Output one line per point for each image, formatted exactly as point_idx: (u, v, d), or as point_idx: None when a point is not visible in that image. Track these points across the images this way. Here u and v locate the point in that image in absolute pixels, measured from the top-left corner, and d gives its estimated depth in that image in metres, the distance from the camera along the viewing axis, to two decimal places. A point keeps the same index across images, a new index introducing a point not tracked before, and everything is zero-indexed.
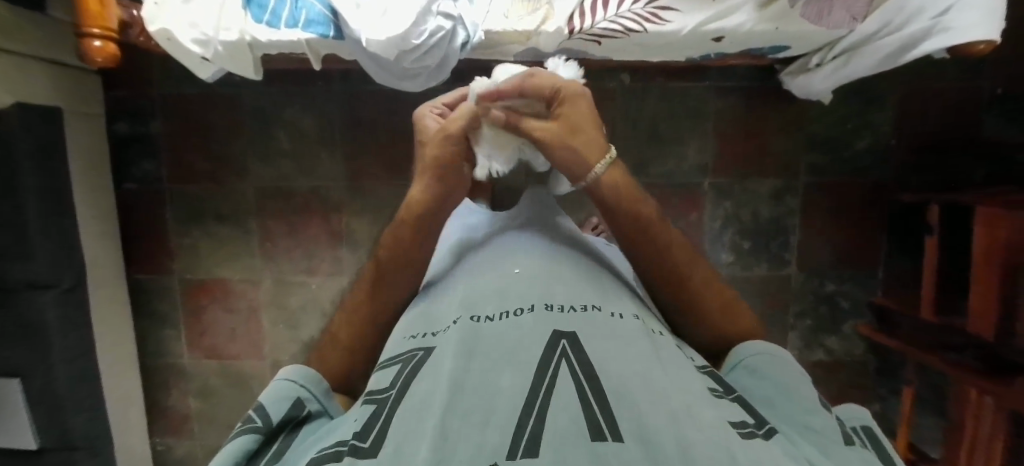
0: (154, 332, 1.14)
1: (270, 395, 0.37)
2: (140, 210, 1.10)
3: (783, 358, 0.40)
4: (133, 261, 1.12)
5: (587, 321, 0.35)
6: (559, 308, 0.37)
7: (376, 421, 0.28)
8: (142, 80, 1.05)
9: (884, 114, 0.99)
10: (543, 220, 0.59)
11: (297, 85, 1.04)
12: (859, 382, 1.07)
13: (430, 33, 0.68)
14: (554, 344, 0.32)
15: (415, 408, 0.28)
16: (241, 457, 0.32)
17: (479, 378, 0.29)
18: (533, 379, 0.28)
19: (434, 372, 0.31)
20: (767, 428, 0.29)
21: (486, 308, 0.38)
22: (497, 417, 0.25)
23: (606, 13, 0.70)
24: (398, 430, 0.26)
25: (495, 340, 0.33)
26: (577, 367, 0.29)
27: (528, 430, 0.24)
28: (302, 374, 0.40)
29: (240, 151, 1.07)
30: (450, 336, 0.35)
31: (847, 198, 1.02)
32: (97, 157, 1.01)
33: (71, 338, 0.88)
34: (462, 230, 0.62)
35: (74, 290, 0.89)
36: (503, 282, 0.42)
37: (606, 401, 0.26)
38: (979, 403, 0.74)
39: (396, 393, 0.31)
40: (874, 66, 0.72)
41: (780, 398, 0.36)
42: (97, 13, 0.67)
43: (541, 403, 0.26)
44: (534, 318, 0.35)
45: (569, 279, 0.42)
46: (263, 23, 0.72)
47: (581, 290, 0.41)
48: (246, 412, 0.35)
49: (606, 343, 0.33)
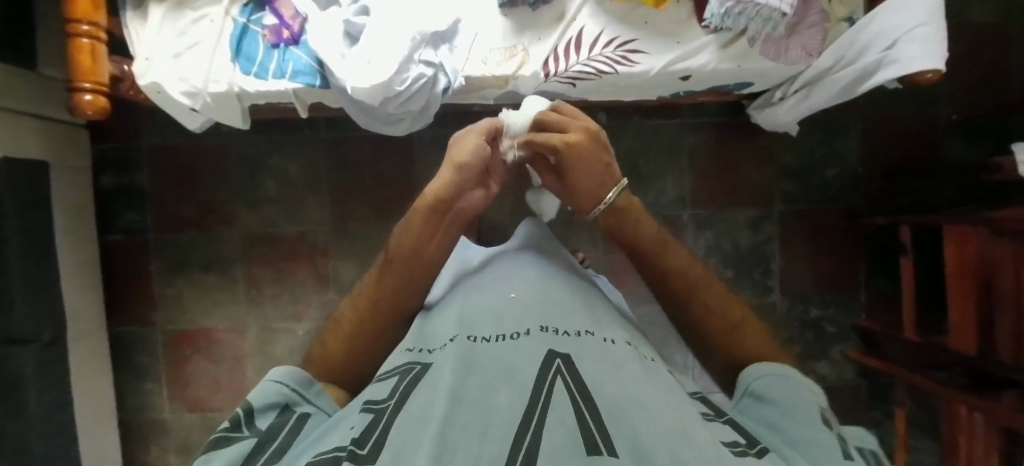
0: (134, 386, 1.10)
1: (260, 397, 0.36)
2: (124, 260, 1.09)
3: (788, 377, 0.39)
4: (115, 313, 1.10)
5: (582, 344, 0.36)
6: (555, 331, 0.37)
7: (375, 428, 0.28)
8: (131, 132, 1.07)
9: (849, 143, 1.04)
10: (537, 246, 0.60)
11: (284, 133, 1.07)
12: (853, 407, 1.06)
13: (413, 79, 0.72)
14: (549, 364, 0.32)
15: (413, 419, 0.28)
16: (242, 458, 0.31)
17: (477, 392, 0.30)
18: (530, 396, 0.29)
19: (432, 385, 0.31)
20: (759, 447, 0.29)
21: (483, 328, 0.39)
22: (495, 430, 0.26)
23: (579, 57, 0.75)
24: (399, 439, 0.26)
25: (492, 358, 0.34)
26: (572, 386, 0.30)
27: (525, 444, 0.25)
28: (292, 373, 0.39)
29: (227, 198, 1.08)
30: (447, 351, 0.36)
31: (823, 223, 1.05)
32: (83, 208, 1.01)
33: (48, 395, 0.84)
34: (459, 261, 0.62)
35: (54, 345, 0.87)
36: (500, 305, 0.42)
37: (601, 420, 0.27)
38: (971, 418, 0.74)
39: (393, 403, 0.31)
40: (832, 99, 0.77)
41: (777, 418, 0.35)
42: (89, 69, 0.69)
43: (538, 420, 0.27)
44: (530, 340, 0.35)
45: (565, 303, 0.43)
46: (251, 74, 0.74)
47: (575, 313, 0.41)
48: (235, 419, 0.34)
49: (600, 363, 0.33)
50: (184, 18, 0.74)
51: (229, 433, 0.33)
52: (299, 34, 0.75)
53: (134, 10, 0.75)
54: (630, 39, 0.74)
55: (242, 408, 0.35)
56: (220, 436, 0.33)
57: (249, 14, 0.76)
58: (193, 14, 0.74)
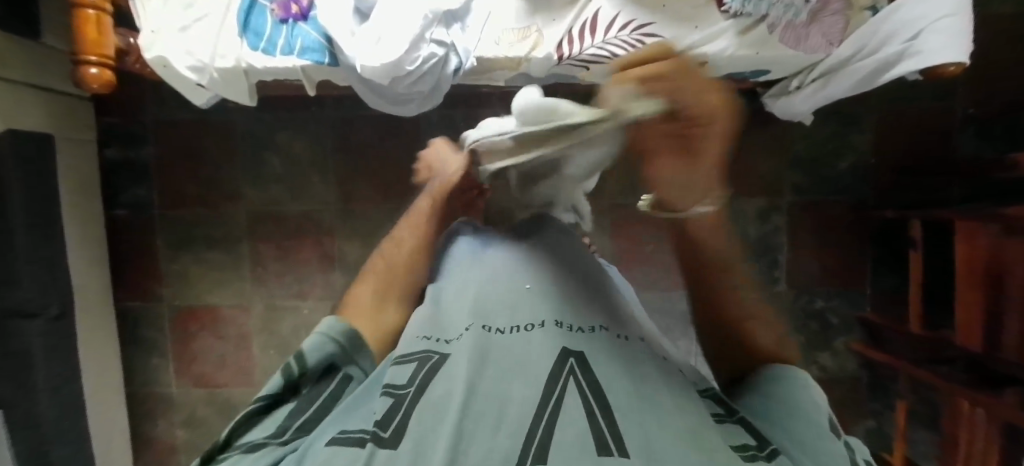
0: (141, 360, 1.11)
1: (310, 355, 0.38)
2: (129, 235, 1.09)
3: (800, 380, 0.38)
4: (121, 288, 1.10)
5: (597, 343, 0.35)
6: (570, 328, 0.36)
7: (396, 411, 0.29)
8: (135, 106, 1.06)
9: (863, 135, 1.02)
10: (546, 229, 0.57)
11: (290, 111, 1.06)
12: (853, 398, 1.07)
13: (424, 59, 0.70)
14: (562, 361, 0.31)
15: (432, 408, 0.29)
16: (285, 419, 0.34)
17: (493, 386, 0.30)
18: (543, 391, 0.29)
19: (449, 376, 0.32)
20: (770, 449, 0.29)
21: (498, 320, 0.38)
22: (508, 423, 0.27)
23: (594, 39, 0.73)
24: (419, 428, 0.27)
25: (507, 350, 0.34)
26: (586, 386, 0.29)
27: (537, 439, 0.25)
28: (341, 334, 0.40)
29: (232, 175, 1.07)
30: (463, 344, 0.35)
31: (832, 216, 1.05)
32: (88, 183, 1.00)
33: (56, 367, 0.85)
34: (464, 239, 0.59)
35: (61, 319, 0.88)
36: (512, 295, 0.40)
37: (613, 418, 0.27)
38: (971, 414, 0.75)
39: (411, 390, 0.32)
40: (852, 90, 0.75)
41: (786, 416, 0.35)
42: (95, 41, 0.68)
43: (550, 415, 0.27)
44: (544, 334, 0.35)
45: (580, 295, 0.41)
46: (259, 50, 0.73)
47: (590, 307, 0.40)
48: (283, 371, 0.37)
49: (615, 363, 0.32)
50: None
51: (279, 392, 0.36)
52: (308, 10, 0.74)
53: None
54: (645, 23, 0.73)
55: (295, 360, 0.37)
56: (272, 392, 0.36)
57: None
58: None
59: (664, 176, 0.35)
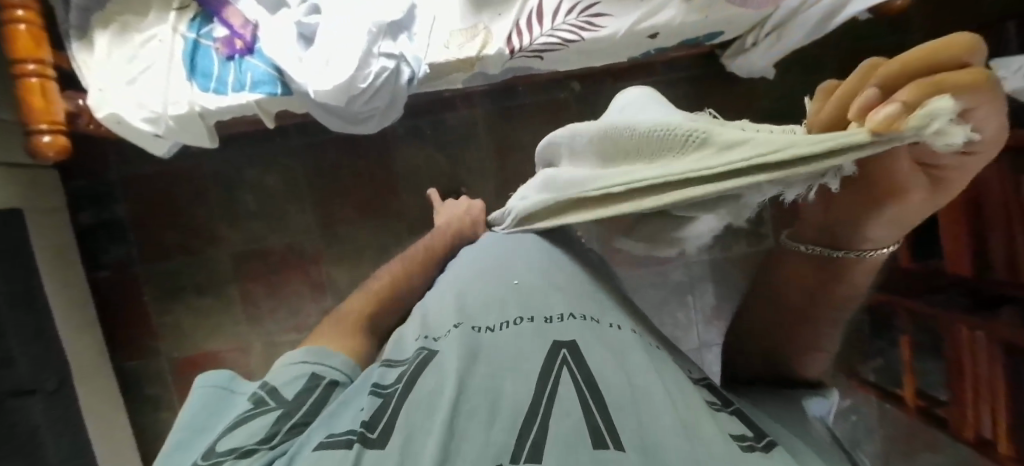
0: (149, 417, 1.10)
1: (284, 376, 0.37)
2: (116, 296, 1.08)
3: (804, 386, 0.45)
4: (117, 349, 1.09)
5: (588, 332, 0.35)
6: (559, 318, 0.36)
7: (385, 411, 0.29)
8: (100, 166, 1.05)
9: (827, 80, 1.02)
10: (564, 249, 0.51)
11: (256, 145, 1.05)
12: (857, 339, 1.08)
13: (376, 74, 0.70)
14: (554, 354, 0.32)
15: (420, 406, 0.29)
16: (266, 430, 0.31)
17: (483, 381, 0.30)
18: (536, 389, 0.29)
19: (437, 373, 0.31)
20: (767, 440, 0.30)
21: (486, 319, 0.38)
22: (501, 417, 0.27)
23: (543, 28, 0.73)
24: (408, 424, 0.27)
25: (496, 347, 0.33)
26: (581, 378, 0.30)
27: (529, 438, 0.26)
28: (319, 350, 0.40)
29: (209, 219, 1.07)
30: (453, 339, 0.35)
31: None
32: (65, 251, 0.99)
33: (63, 440, 0.85)
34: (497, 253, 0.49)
35: (60, 390, 0.87)
36: (500, 290, 0.41)
37: (608, 410, 0.28)
38: (971, 339, 0.75)
39: (400, 387, 0.31)
40: (804, 38, 0.76)
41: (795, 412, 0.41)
42: (43, 108, 0.67)
43: (542, 413, 0.27)
44: (533, 328, 0.35)
45: (568, 284, 0.41)
46: (210, 91, 0.72)
47: (578, 295, 0.40)
48: (258, 395, 0.35)
49: (606, 352, 0.33)
50: (132, 42, 0.72)
51: (258, 408, 0.34)
52: (252, 42, 0.73)
53: (79, 40, 0.72)
54: (591, 3, 0.72)
55: (266, 388, 0.36)
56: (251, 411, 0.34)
57: (198, 29, 0.74)
58: (141, 36, 0.72)
59: (888, 215, 0.29)
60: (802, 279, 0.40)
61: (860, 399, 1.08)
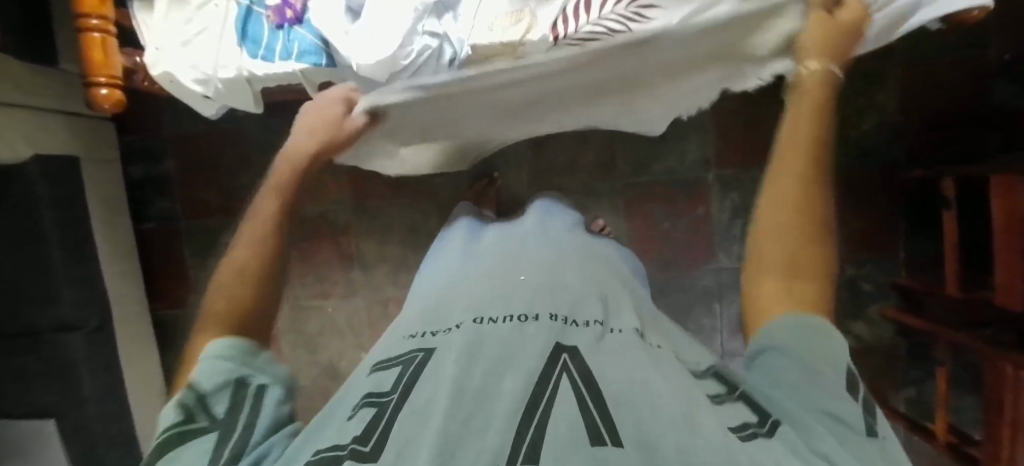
0: (181, 365, 1.16)
1: (204, 381, 0.34)
2: (159, 247, 1.14)
3: (814, 331, 0.33)
4: (156, 298, 1.16)
5: (588, 334, 0.37)
6: (563, 320, 0.38)
7: (376, 426, 0.28)
8: (153, 123, 1.10)
9: (887, 95, 0.98)
10: (550, 250, 0.52)
11: (300, 115, 1.07)
12: (889, 366, 1.03)
13: (418, 52, 0.71)
14: (555, 358, 0.32)
15: (416, 414, 0.28)
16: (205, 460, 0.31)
17: (480, 382, 0.30)
18: (534, 390, 0.29)
19: (435, 377, 0.32)
20: (771, 423, 0.30)
21: (490, 312, 0.40)
22: (496, 423, 0.26)
23: (590, 16, 0.67)
24: (401, 438, 0.26)
25: (498, 343, 0.35)
26: (578, 377, 0.30)
27: (527, 440, 0.25)
28: (225, 360, 0.36)
29: (249, 181, 1.10)
30: (456, 337, 0.36)
31: (859, 180, 1.01)
32: (116, 200, 1.05)
33: (102, 376, 0.91)
34: (482, 261, 0.52)
35: (101, 330, 0.93)
36: (508, 287, 0.44)
37: (606, 407, 0.27)
38: (1014, 380, 0.69)
39: (396, 396, 0.31)
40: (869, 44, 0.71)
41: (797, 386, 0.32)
42: (102, 62, 0.71)
43: (541, 415, 0.27)
44: (536, 325, 0.37)
45: (576, 291, 0.44)
46: (258, 58, 0.74)
47: (583, 300, 0.42)
48: (182, 402, 0.34)
49: (606, 355, 0.33)
50: (188, 5, 0.74)
51: (187, 426, 0.33)
52: (302, 13, 0.74)
53: (140, 0, 0.75)
54: None
55: (189, 398, 0.34)
56: (174, 434, 0.32)
57: None
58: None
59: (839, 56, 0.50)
60: (803, 173, 0.39)
61: (889, 427, 1.03)
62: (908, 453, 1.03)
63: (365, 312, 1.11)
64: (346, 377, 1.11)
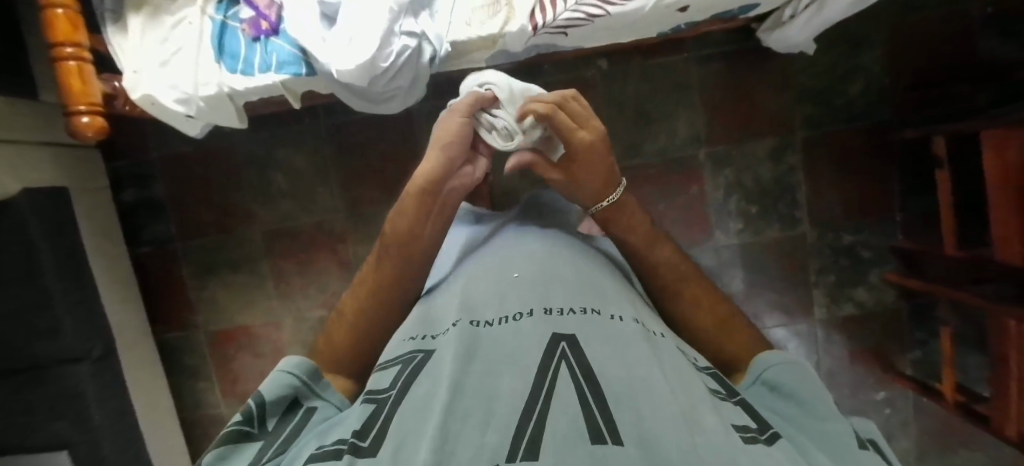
0: (189, 386, 1.16)
1: (273, 388, 0.38)
2: (157, 271, 1.14)
3: (805, 368, 0.39)
4: (159, 321, 1.15)
5: (585, 326, 0.37)
6: (558, 312, 0.38)
7: (376, 421, 0.29)
8: (139, 146, 1.09)
9: (874, 57, 0.97)
10: (543, 243, 0.52)
11: (286, 126, 1.07)
12: (895, 330, 1.03)
13: (398, 53, 0.69)
14: (554, 347, 0.33)
15: (416, 408, 0.28)
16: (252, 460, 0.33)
17: (478, 380, 0.30)
18: (533, 384, 0.29)
19: (434, 374, 0.32)
20: (769, 433, 0.29)
21: (486, 312, 0.40)
22: (497, 420, 0.26)
23: (566, 3, 0.69)
24: (399, 432, 0.27)
25: (495, 342, 0.35)
26: (577, 371, 0.30)
27: (527, 432, 0.25)
28: (285, 379, 0.39)
29: (241, 197, 1.10)
30: (452, 336, 0.36)
31: (852, 146, 1.00)
32: (109, 227, 1.05)
33: (110, 404, 0.91)
34: (476, 261, 0.52)
35: (105, 358, 0.92)
36: (503, 284, 0.44)
37: (606, 404, 0.27)
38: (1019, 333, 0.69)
39: (395, 393, 0.32)
40: (850, 7, 0.70)
41: (796, 410, 0.35)
42: (81, 91, 0.70)
43: (540, 408, 0.27)
44: (533, 320, 0.37)
45: (572, 284, 0.44)
46: (238, 73, 0.73)
47: (580, 294, 0.42)
48: (246, 402, 0.37)
49: (604, 346, 0.34)
50: (163, 25, 0.74)
51: (243, 427, 0.36)
52: (277, 24, 0.74)
53: (114, 25, 0.75)
54: None
55: (255, 400, 0.37)
56: (233, 430, 0.35)
57: (224, 11, 0.75)
58: (172, 18, 0.74)
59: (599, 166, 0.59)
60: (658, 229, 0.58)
61: (897, 392, 1.04)
62: (918, 415, 1.03)
63: None
64: None
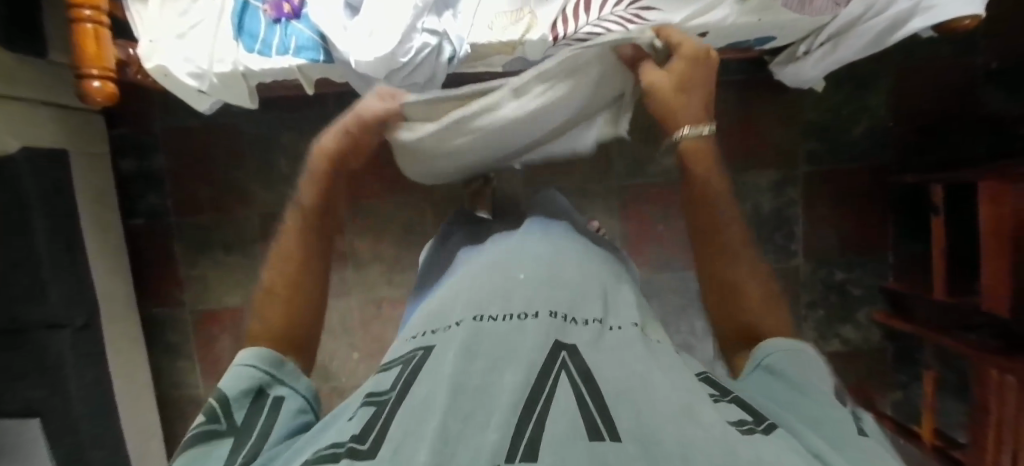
0: (168, 363, 1.14)
1: (233, 386, 0.37)
2: (148, 244, 1.12)
3: (803, 354, 0.39)
4: (145, 295, 1.14)
5: (586, 333, 0.37)
6: (562, 318, 0.38)
7: (375, 423, 0.28)
8: (143, 117, 1.09)
9: (879, 100, 0.99)
10: (551, 244, 0.52)
11: (294, 112, 1.07)
12: (879, 369, 1.05)
13: (417, 49, 0.70)
14: (554, 355, 0.33)
15: (416, 408, 0.28)
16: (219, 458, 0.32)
17: (479, 378, 0.31)
18: (533, 387, 0.29)
19: (435, 373, 0.32)
20: (767, 423, 0.30)
21: (489, 310, 0.40)
22: (496, 418, 0.26)
23: (589, 17, 0.70)
24: (400, 431, 0.26)
25: (497, 340, 0.35)
26: (577, 375, 0.30)
27: (527, 433, 0.25)
28: (240, 376, 0.38)
29: (242, 178, 1.09)
30: (454, 334, 0.36)
31: (851, 184, 1.02)
32: (105, 195, 1.03)
33: (86, 374, 0.89)
34: (480, 259, 0.52)
35: (87, 327, 0.91)
36: (507, 284, 0.44)
37: (605, 404, 0.27)
38: (1000, 383, 0.69)
39: (395, 394, 0.31)
40: (863, 50, 0.72)
41: (794, 397, 0.36)
42: (96, 54, 0.69)
43: (541, 410, 0.27)
44: (536, 322, 0.37)
45: (576, 289, 0.44)
46: (255, 52, 0.73)
47: (583, 302, 0.42)
48: (206, 404, 0.36)
49: (605, 353, 0.34)
50: None
51: (208, 426, 0.34)
52: (299, 8, 0.73)
53: None
54: None
55: (217, 400, 0.36)
56: (198, 433, 0.34)
57: None
58: None
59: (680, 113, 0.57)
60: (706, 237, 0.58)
61: None
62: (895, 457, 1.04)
63: (357, 310, 1.10)
64: (336, 377, 1.10)
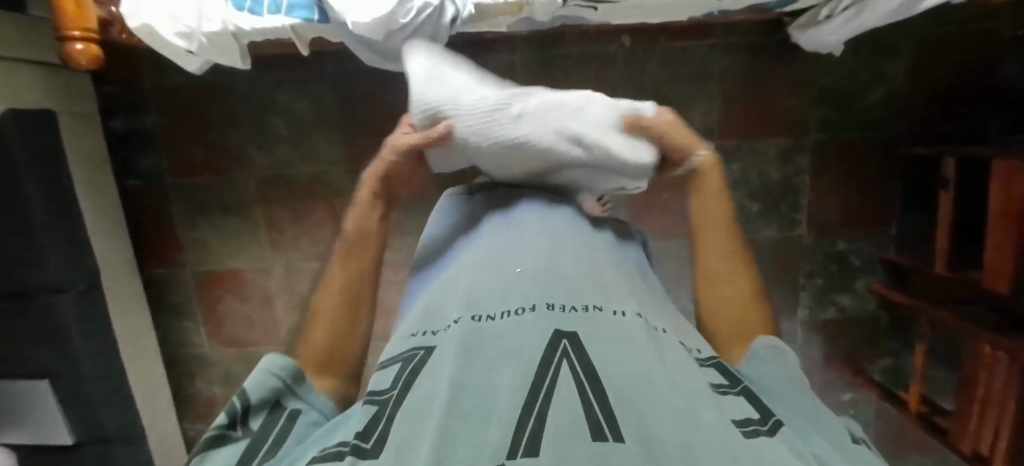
0: (174, 323, 1.16)
1: (254, 388, 0.38)
2: (146, 205, 1.11)
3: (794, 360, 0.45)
4: (146, 256, 1.14)
5: (586, 321, 0.37)
6: (561, 308, 0.38)
7: (378, 423, 0.29)
8: (131, 74, 1.04)
9: (898, 66, 0.95)
10: (550, 227, 0.51)
11: (289, 71, 1.02)
12: (871, 337, 1.07)
13: (418, 10, 0.65)
14: (555, 344, 0.33)
15: (415, 410, 0.29)
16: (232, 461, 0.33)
17: (479, 379, 0.31)
18: (533, 383, 0.29)
19: (435, 371, 0.32)
20: (771, 424, 0.30)
21: (487, 309, 0.39)
22: (498, 418, 0.26)
23: None
24: (401, 432, 0.27)
25: (496, 339, 0.35)
26: (578, 365, 0.31)
27: (528, 430, 0.25)
28: (260, 378, 0.39)
29: (237, 139, 1.06)
30: (452, 334, 0.36)
31: (861, 154, 1.00)
32: (97, 155, 1.01)
33: (93, 337, 0.90)
34: (479, 244, 0.51)
35: (90, 291, 0.91)
36: (504, 280, 0.43)
37: (606, 401, 0.27)
38: (991, 358, 0.71)
39: (397, 393, 0.32)
40: (891, 15, 0.68)
41: (784, 391, 0.41)
42: (76, 13, 0.65)
43: (540, 406, 0.27)
44: (535, 316, 0.37)
45: (576, 277, 0.43)
46: (245, 11, 0.69)
47: (583, 289, 0.41)
48: (230, 400, 0.37)
49: (605, 343, 0.34)
50: None
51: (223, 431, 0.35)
52: None
53: None
54: None
55: (238, 400, 0.37)
56: (216, 433, 0.35)
57: None
58: None
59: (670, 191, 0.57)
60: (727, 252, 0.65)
61: (861, 395, 1.09)
62: (877, 419, 1.09)
63: None
64: None
